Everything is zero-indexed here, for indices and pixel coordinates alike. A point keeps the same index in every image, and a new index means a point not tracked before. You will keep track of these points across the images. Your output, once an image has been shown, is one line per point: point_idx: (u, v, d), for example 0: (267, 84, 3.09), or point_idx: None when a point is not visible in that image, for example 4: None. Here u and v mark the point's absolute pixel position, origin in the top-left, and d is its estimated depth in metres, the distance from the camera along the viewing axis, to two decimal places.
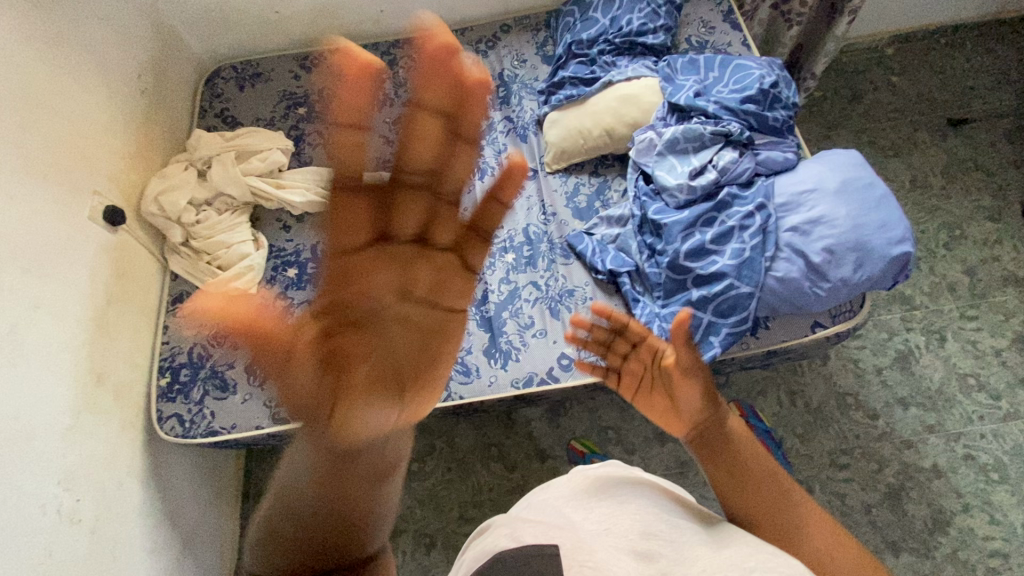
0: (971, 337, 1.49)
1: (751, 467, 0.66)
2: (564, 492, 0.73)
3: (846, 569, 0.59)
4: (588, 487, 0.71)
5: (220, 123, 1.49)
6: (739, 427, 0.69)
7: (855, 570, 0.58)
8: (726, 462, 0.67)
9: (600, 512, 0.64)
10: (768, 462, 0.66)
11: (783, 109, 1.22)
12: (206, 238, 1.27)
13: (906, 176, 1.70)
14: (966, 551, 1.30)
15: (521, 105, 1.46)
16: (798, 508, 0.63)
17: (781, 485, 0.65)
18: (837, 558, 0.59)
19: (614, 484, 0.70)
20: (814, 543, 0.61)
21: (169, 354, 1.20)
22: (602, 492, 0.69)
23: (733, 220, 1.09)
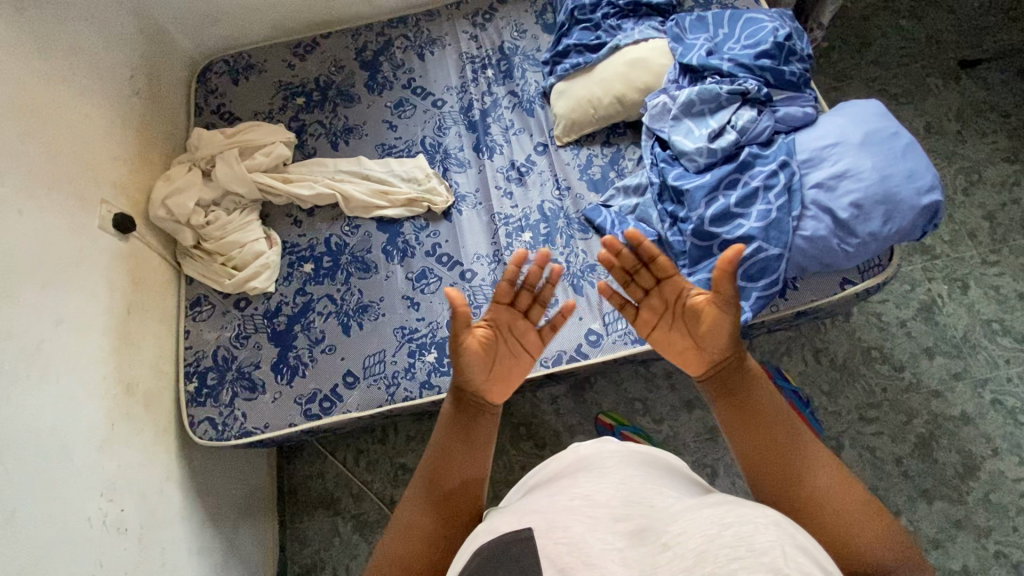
0: (993, 283, 1.48)
1: (766, 405, 0.73)
2: (560, 461, 0.74)
3: (845, 504, 0.63)
4: (577, 459, 0.72)
5: (218, 120, 1.45)
6: (756, 371, 0.77)
7: (853, 504, 0.63)
8: (745, 397, 0.74)
9: (581, 475, 0.65)
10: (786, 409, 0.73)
11: (799, 62, 1.17)
12: (218, 239, 1.25)
13: (920, 123, 1.67)
14: (998, 493, 1.30)
15: (525, 78, 1.42)
16: (804, 448, 0.68)
17: (790, 428, 0.70)
18: (835, 496, 0.64)
19: (600, 454, 0.70)
20: (818, 479, 0.65)
21: (194, 358, 1.19)
22: (589, 462, 0.69)
23: (754, 181, 1.06)
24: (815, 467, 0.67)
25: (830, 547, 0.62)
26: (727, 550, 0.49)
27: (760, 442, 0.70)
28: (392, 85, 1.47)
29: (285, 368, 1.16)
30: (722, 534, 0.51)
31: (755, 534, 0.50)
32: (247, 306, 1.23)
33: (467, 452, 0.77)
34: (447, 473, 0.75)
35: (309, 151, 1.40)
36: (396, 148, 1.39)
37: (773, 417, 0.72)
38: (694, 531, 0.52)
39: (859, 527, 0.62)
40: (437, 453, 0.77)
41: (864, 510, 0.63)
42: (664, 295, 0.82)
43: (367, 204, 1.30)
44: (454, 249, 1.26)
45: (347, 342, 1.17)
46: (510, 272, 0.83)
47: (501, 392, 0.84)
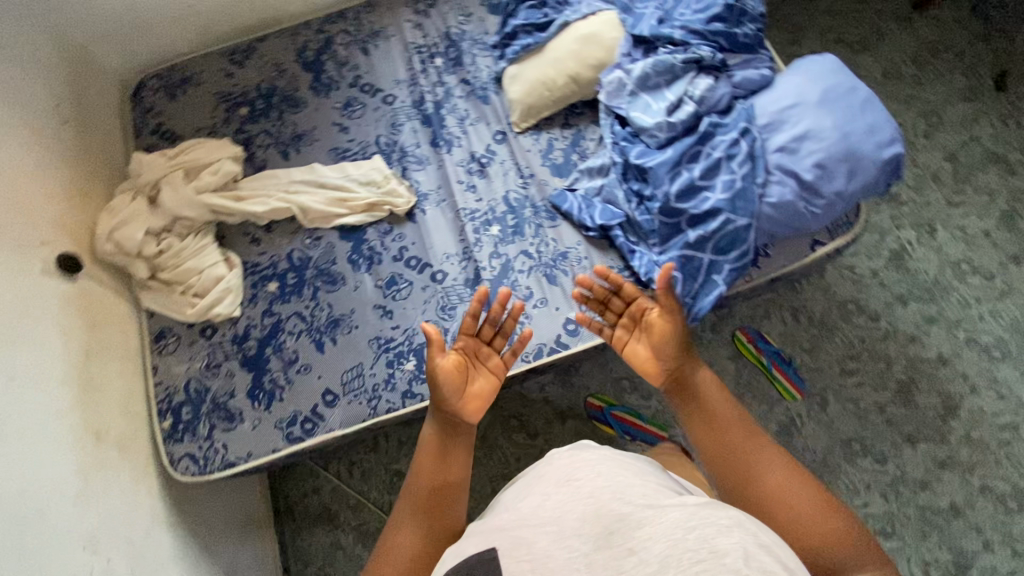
0: (959, 224, 1.50)
1: (723, 411, 0.79)
2: (535, 470, 0.75)
3: (798, 500, 0.69)
4: (551, 469, 0.72)
5: (158, 140, 1.37)
6: (711, 381, 0.83)
7: (806, 500, 0.69)
8: (704, 406, 0.80)
9: (553, 496, 0.67)
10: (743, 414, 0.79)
11: (752, 22, 1.14)
12: (175, 268, 1.20)
13: (877, 70, 1.66)
14: (978, 430, 1.34)
15: (476, 65, 1.38)
16: (759, 450, 0.74)
17: (746, 431, 0.77)
18: (790, 493, 0.70)
19: (572, 463, 0.71)
20: (774, 478, 0.71)
21: (166, 395, 1.15)
22: (562, 473, 0.70)
23: (717, 152, 1.03)
24: (771, 467, 0.72)
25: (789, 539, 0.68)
26: (692, 553, 0.55)
27: (720, 447, 0.76)
28: (338, 85, 1.40)
29: (261, 395, 1.13)
30: (686, 537, 0.57)
31: (719, 536, 0.56)
32: (214, 334, 1.19)
33: (456, 477, 0.78)
34: (439, 501, 0.75)
35: (259, 164, 1.34)
36: (351, 151, 1.34)
37: (732, 422, 0.78)
38: (659, 536, 0.58)
39: (813, 521, 0.68)
40: (427, 480, 0.77)
41: (817, 506, 0.69)
42: (633, 316, 0.92)
43: (327, 213, 1.25)
44: (422, 251, 1.23)
45: (321, 360, 1.14)
46: (473, 307, 0.87)
47: (478, 410, 0.83)
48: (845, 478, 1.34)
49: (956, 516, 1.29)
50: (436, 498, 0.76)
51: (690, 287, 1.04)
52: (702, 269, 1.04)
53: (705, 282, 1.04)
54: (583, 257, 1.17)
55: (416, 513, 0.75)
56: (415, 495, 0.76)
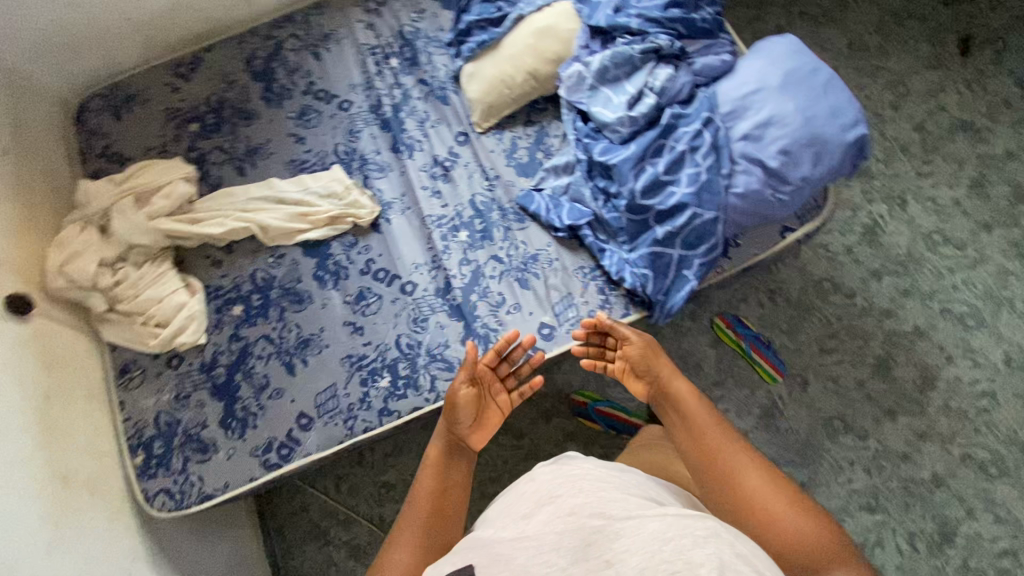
0: (929, 194, 1.50)
1: (705, 418, 0.82)
2: (518, 486, 0.78)
3: (773, 501, 0.71)
4: (533, 485, 0.75)
5: (107, 163, 1.31)
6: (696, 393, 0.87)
7: (780, 501, 0.71)
8: (688, 414, 0.84)
9: (537, 512, 0.70)
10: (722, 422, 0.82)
11: (710, 6, 1.11)
12: (134, 298, 1.16)
13: (842, 42, 1.64)
14: (955, 399, 1.36)
15: (433, 64, 1.33)
16: (737, 454, 0.77)
17: (726, 436, 0.79)
18: (765, 493, 0.72)
19: (555, 479, 0.74)
20: (749, 478, 0.74)
21: (136, 430, 1.12)
22: (545, 490, 0.73)
23: (681, 145, 1.01)
24: (748, 469, 0.75)
25: (763, 540, 0.70)
26: (667, 564, 0.57)
27: (698, 455, 0.79)
28: (291, 93, 1.35)
29: (234, 423, 1.10)
30: (662, 549, 0.59)
31: (695, 547, 0.58)
32: (181, 364, 1.15)
33: (457, 499, 0.85)
34: (439, 517, 0.82)
35: (215, 182, 1.29)
36: (309, 162, 1.29)
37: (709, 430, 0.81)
38: (637, 549, 0.60)
39: (786, 520, 0.69)
40: (430, 495, 0.84)
41: (790, 508, 0.70)
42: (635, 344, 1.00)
43: (288, 230, 1.21)
44: (389, 263, 1.20)
45: (294, 383, 1.12)
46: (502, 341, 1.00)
47: (480, 438, 0.93)
48: (829, 456, 1.35)
49: (938, 486, 1.31)
50: (440, 512, 0.83)
51: (660, 283, 1.03)
52: (672, 265, 1.03)
53: (676, 278, 1.03)
54: (553, 259, 1.14)
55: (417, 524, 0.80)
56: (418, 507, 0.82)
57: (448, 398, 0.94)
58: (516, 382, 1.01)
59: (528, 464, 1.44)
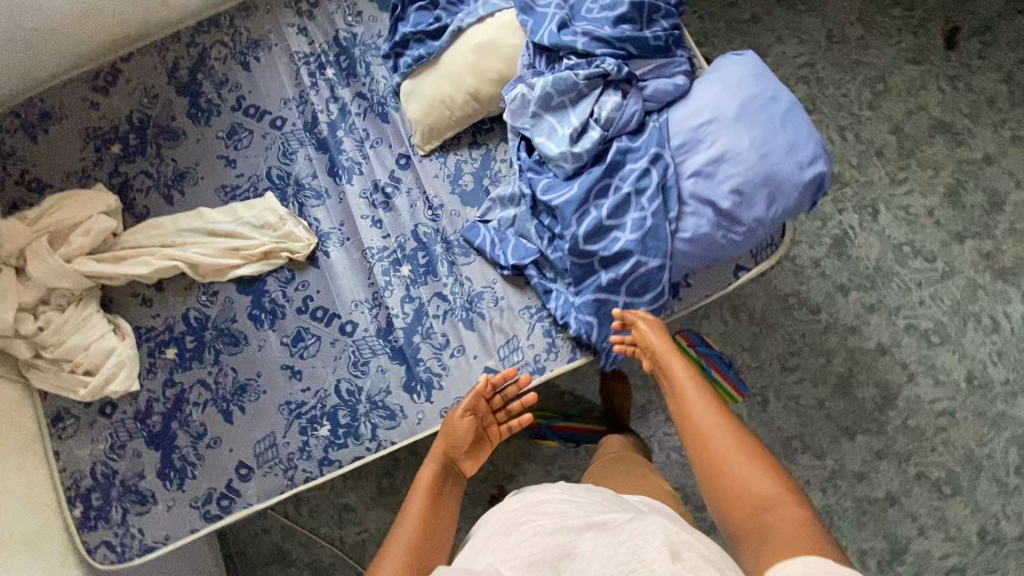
0: (903, 203, 1.43)
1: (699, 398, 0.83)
2: (489, 521, 0.74)
3: (745, 468, 0.72)
4: (505, 515, 0.72)
5: (25, 192, 1.21)
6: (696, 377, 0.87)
7: (753, 468, 0.72)
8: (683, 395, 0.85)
9: (502, 539, 0.67)
10: (711, 398, 0.82)
11: (665, 20, 1.01)
12: (58, 345, 1.10)
13: (822, 33, 1.52)
14: (915, 418, 1.34)
15: (370, 75, 1.21)
16: (728, 427, 0.77)
17: (719, 414, 0.80)
18: (739, 459, 0.73)
19: (523, 508, 0.72)
20: (727, 447, 0.75)
21: (73, 481, 1.09)
22: (513, 519, 0.70)
23: (626, 186, 0.95)
24: (730, 439, 0.76)
25: (729, 497, 0.71)
26: (621, 566, 0.54)
27: (682, 429, 0.82)
28: (218, 109, 1.23)
29: (172, 474, 1.08)
30: (616, 551, 0.56)
31: (645, 543, 0.55)
32: (115, 411, 1.11)
33: (445, 531, 0.82)
34: (431, 537, 0.79)
35: (141, 212, 1.20)
36: (241, 188, 1.20)
37: (694, 407, 0.82)
38: (595, 557, 0.57)
39: (750, 480, 0.70)
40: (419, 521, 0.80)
41: (760, 473, 0.71)
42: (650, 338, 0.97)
43: (219, 267, 1.14)
44: (328, 300, 1.14)
45: (232, 431, 1.09)
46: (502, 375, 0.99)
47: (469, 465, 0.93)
48: None
49: (891, 504, 1.32)
50: (434, 533, 0.80)
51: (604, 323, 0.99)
52: (618, 312, 0.98)
53: (621, 325, 0.99)
54: (498, 297, 1.09)
55: (402, 553, 0.76)
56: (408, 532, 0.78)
57: (447, 423, 0.94)
58: (506, 418, 1.01)
59: (486, 486, 1.43)
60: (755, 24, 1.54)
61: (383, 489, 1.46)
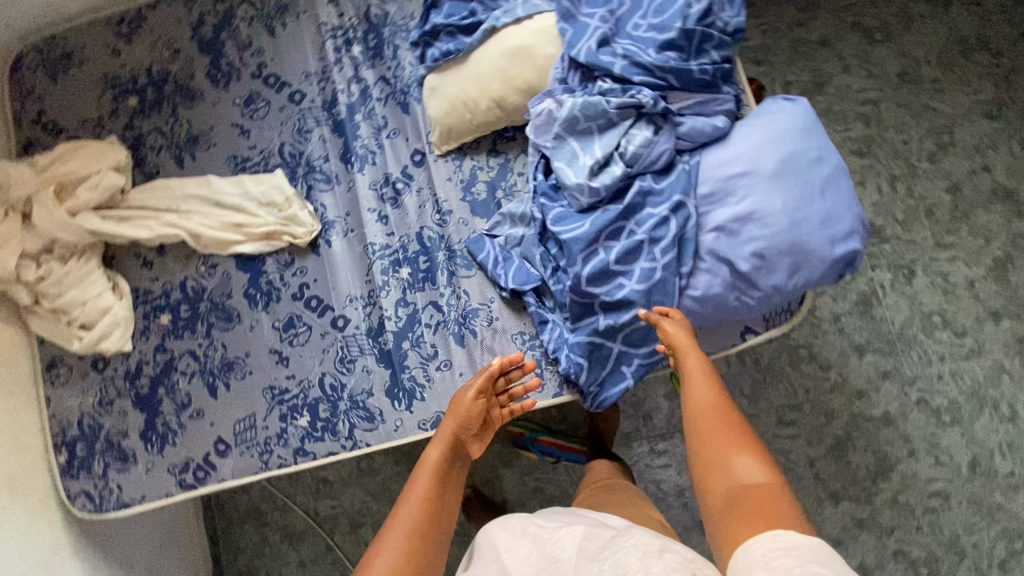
0: (943, 269, 1.33)
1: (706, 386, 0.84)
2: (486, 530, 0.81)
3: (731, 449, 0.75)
4: (493, 529, 0.80)
5: (39, 132, 1.20)
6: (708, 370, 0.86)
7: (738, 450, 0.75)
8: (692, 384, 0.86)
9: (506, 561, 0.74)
10: (717, 392, 0.83)
11: (716, 51, 0.92)
12: (56, 297, 1.10)
13: (894, 69, 1.39)
14: (906, 494, 1.29)
15: (397, 59, 1.15)
16: (725, 416, 0.80)
17: (719, 404, 0.82)
18: (726, 443, 0.76)
19: (508, 525, 0.79)
20: (719, 432, 0.78)
21: (60, 428, 1.12)
22: (500, 537, 0.77)
23: (639, 232, 0.90)
24: (725, 425, 0.79)
25: (713, 474, 0.75)
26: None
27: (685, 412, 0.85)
28: (238, 73, 1.19)
29: (154, 437, 1.10)
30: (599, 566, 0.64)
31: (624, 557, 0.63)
32: (106, 367, 1.13)
33: (446, 513, 0.83)
34: (432, 523, 0.79)
35: (151, 171, 1.18)
36: (251, 161, 1.17)
37: (700, 398, 0.83)
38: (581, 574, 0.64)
39: (735, 461, 0.74)
40: (423, 502, 0.81)
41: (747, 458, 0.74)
42: None
43: (220, 240, 1.12)
44: (324, 291, 1.12)
45: (214, 406, 1.10)
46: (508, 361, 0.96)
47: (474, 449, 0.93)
48: None
49: None
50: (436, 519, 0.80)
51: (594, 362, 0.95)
52: (611, 358, 0.95)
53: (612, 372, 0.96)
54: (494, 317, 1.06)
55: (406, 532, 0.77)
56: (413, 513, 0.79)
57: (455, 405, 0.94)
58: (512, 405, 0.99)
59: None
60: (822, 47, 1.41)
61: (361, 469, 1.47)
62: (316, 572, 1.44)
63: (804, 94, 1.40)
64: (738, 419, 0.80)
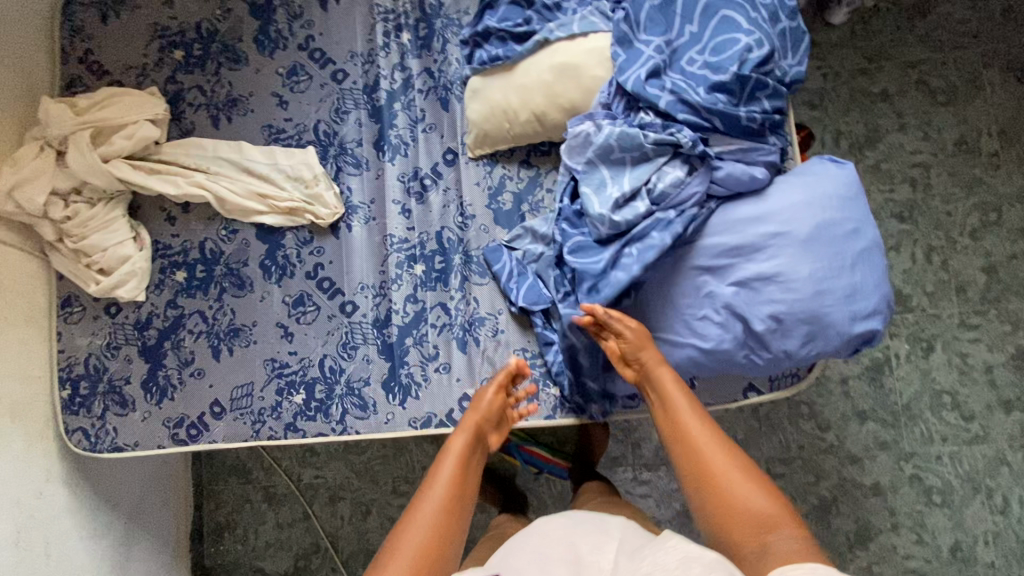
0: (963, 349, 1.30)
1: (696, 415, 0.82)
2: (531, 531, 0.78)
3: (735, 480, 0.73)
4: (537, 529, 0.78)
5: (84, 72, 1.20)
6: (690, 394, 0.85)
7: (741, 479, 0.73)
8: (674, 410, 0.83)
9: (529, 572, 0.67)
10: (706, 422, 0.81)
11: (767, 100, 0.89)
12: (79, 238, 1.12)
13: (952, 135, 1.34)
14: (881, 566, 1.28)
15: (445, 53, 1.14)
16: (718, 442, 0.78)
17: (710, 430, 0.80)
18: (729, 475, 0.74)
19: (551, 526, 0.77)
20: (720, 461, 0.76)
21: (67, 364, 1.15)
22: (542, 532, 0.76)
23: (635, 270, 0.87)
24: (720, 454, 0.77)
25: (724, 511, 0.72)
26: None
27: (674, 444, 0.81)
28: (286, 43, 1.18)
29: (154, 388, 1.13)
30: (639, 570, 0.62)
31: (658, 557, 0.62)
32: (118, 314, 1.16)
33: (469, 501, 0.82)
34: (460, 506, 0.80)
35: (186, 127, 1.19)
36: (285, 133, 1.17)
37: (692, 429, 0.80)
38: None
39: (745, 491, 0.72)
40: (450, 482, 0.81)
41: (752, 486, 0.73)
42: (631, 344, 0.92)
43: (244, 208, 1.13)
44: (337, 274, 1.12)
45: (215, 368, 1.12)
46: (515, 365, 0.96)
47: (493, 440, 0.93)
48: None
49: None
50: (462, 500, 0.81)
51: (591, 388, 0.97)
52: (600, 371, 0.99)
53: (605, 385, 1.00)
54: (499, 329, 1.06)
55: (437, 509, 0.77)
56: (442, 490, 0.79)
57: (477, 396, 0.94)
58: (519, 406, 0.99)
59: None
60: (882, 101, 1.36)
61: (348, 446, 1.50)
62: (289, 536, 1.47)
63: (853, 147, 1.36)
64: (730, 445, 0.78)
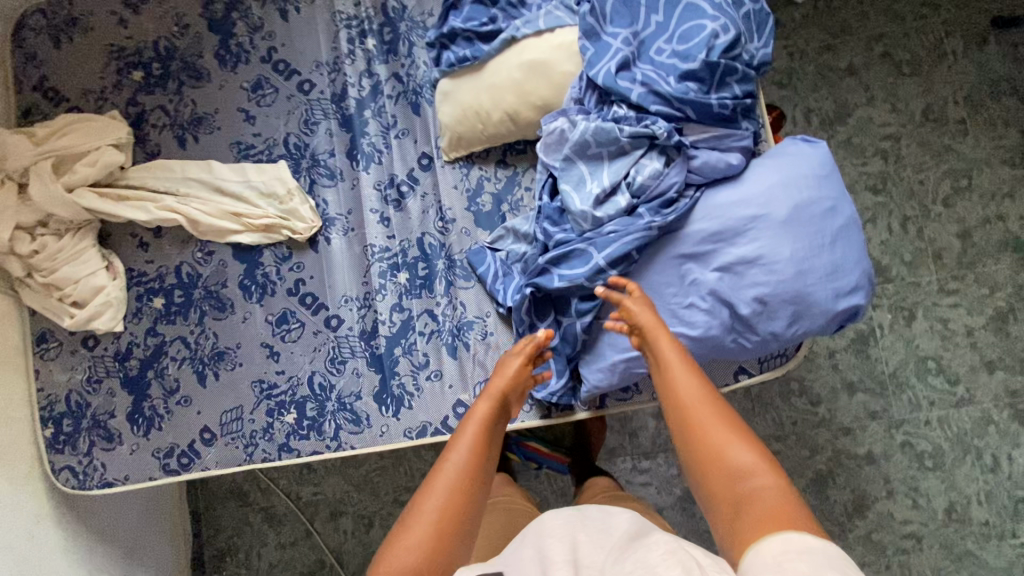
0: (943, 315, 1.33)
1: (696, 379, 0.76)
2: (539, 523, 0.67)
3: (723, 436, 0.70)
4: (547, 519, 0.67)
5: (40, 100, 1.17)
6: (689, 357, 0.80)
7: (726, 438, 0.70)
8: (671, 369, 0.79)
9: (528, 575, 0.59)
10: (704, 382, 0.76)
11: (737, 85, 0.90)
12: (49, 272, 1.09)
13: (919, 105, 1.36)
14: (880, 533, 1.30)
15: (412, 57, 1.13)
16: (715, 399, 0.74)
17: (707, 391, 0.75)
18: (713, 433, 0.71)
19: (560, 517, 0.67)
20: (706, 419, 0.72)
21: (47, 403, 1.12)
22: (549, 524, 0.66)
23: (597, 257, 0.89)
24: (706, 414, 0.73)
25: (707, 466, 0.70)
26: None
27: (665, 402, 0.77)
28: (248, 56, 1.16)
29: (141, 420, 1.10)
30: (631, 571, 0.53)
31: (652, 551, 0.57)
32: (96, 346, 1.13)
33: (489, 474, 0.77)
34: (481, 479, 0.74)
35: (152, 150, 1.16)
36: (255, 149, 1.14)
37: (685, 390, 0.75)
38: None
39: (731, 450, 0.69)
40: (474, 450, 0.76)
41: (738, 442, 0.69)
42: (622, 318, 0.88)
43: (218, 228, 1.10)
44: (320, 288, 1.11)
45: (202, 395, 1.10)
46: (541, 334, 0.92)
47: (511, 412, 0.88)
48: None
49: None
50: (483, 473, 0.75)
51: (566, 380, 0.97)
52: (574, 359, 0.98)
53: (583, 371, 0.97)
54: (488, 331, 1.05)
55: (455, 478, 0.73)
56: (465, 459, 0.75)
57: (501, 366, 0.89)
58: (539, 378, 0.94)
59: None
60: (849, 76, 1.37)
61: (345, 459, 1.48)
62: (292, 555, 1.46)
63: (825, 123, 1.37)
64: (723, 404, 0.74)
